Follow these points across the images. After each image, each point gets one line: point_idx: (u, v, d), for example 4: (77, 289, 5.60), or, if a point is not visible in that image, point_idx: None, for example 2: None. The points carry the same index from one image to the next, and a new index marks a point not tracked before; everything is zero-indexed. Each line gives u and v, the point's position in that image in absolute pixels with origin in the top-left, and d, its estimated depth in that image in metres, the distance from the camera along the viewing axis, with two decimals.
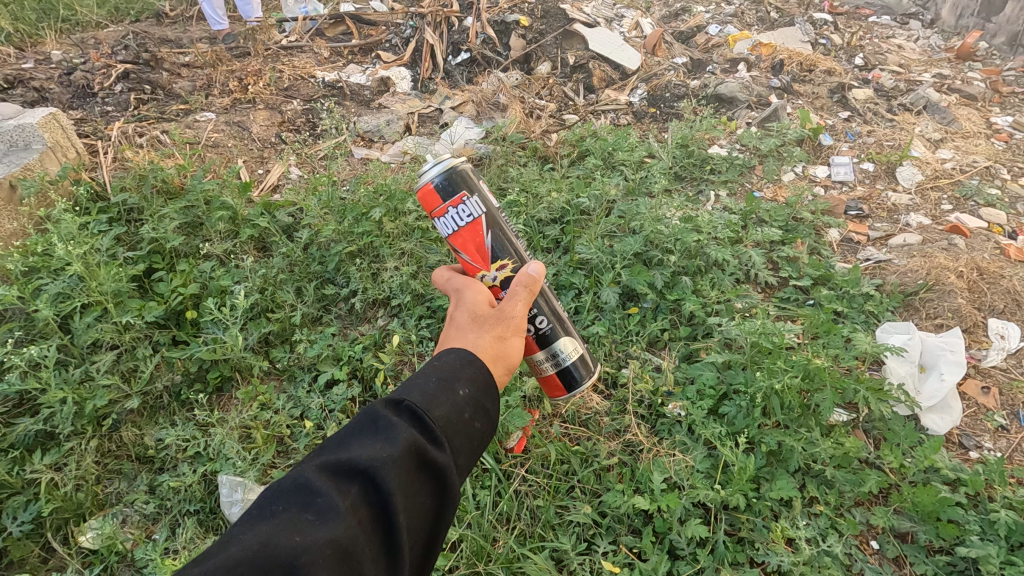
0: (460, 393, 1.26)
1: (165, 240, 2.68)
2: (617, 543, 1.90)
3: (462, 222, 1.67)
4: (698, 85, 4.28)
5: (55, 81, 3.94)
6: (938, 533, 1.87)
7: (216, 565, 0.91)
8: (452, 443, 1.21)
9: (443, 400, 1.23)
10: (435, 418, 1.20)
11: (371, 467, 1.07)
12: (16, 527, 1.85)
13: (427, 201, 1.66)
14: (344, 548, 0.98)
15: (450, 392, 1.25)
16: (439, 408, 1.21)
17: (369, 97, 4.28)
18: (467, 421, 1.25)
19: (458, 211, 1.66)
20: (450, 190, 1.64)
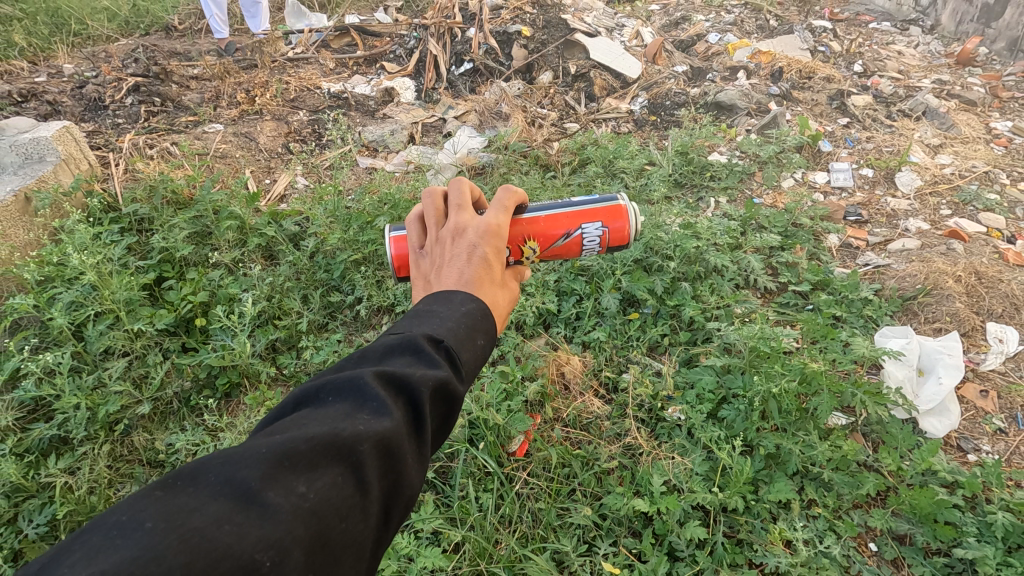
0: (486, 338, 1.14)
1: (175, 250, 2.74)
2: (617, 545, 1.93)
3: (585, 242, 1.75)
4: (698, 93, 4.33)
5: (67, 95, 4.04)
6: (935, 535, 1.89)
7: (274, 447, 0.81)
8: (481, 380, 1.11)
9: (476, 336, 1.12)
10: (471, 350, 1.09)
11: (419, 380, 0.97)
12: (32, 530, 1.90)
13: (614, 216, 1.74)
14: (389, 455, 0.89)
15: (481, 331, 1.14)
16: (474, 341, 1.11)
17: (373, 107, 4.36)
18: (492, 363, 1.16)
19: (595, 243, 1.77)
20: (615, 249, 1.82)
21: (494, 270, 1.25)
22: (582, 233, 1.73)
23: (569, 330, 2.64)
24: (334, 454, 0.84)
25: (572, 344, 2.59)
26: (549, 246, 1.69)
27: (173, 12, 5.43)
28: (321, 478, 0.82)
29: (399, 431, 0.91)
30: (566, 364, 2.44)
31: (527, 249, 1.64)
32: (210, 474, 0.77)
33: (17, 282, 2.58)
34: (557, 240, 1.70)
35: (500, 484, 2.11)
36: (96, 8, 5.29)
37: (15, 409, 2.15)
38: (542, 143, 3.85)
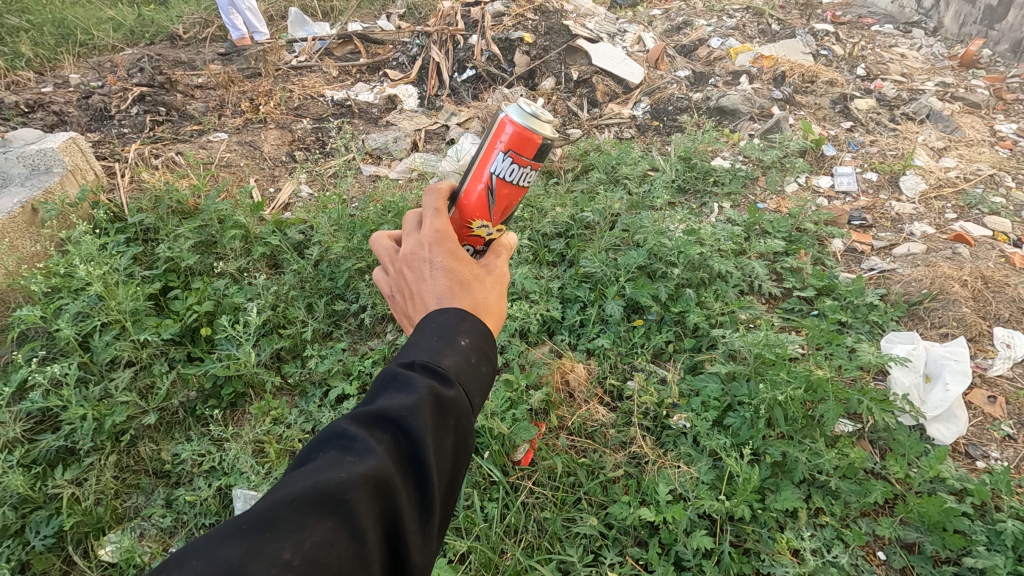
0: (463, 342, 1.14)
1: (181, 259, 2.76)
2: (623, 554, 1.92)
3: (511, 178, 1.55)
4: (701, 98, 4.33)
5: (74, 105, 4.08)
6: (944, 544, 1.88)
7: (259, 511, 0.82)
8: (470, 387, 1.10)
9: (453, 349, 1.12)
10: (449, 364, 1.09)
11: (397, 411, 0.97)
12: (39, 541, 1.91)
13: (517, 142, 1.51)
14: (379, 491, 0.89)
15: (455, 341, 1.14)
16: (449, 355, 1.11)
17: (376, 115, 4.37)
18: (481, 366, 1.15)
19: (523, 169, 1.54)
20: (544, 154, 1.55)
21: (455, 269, 1.30)
22: (496, 176, 1.54)
23: (574, 337, 2.64)
24: (322, 504, 0.84)
25: (577, 351, 2.58)
26: (490, 213, 1.57)
27: (178, 21, 5.47)
28: (313, 531, 0.82)
29: (384, 465, 0.91)
30: (571, 371, 2.44)
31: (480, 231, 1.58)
32: (196, 557, 0.78)
33: (23, 293, 2.60)
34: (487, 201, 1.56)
35: (505, 493, 2.11)
36: (101, 17, 5.33)
37: (22, 420, 2.16)
38: (544, 150, 3.86)
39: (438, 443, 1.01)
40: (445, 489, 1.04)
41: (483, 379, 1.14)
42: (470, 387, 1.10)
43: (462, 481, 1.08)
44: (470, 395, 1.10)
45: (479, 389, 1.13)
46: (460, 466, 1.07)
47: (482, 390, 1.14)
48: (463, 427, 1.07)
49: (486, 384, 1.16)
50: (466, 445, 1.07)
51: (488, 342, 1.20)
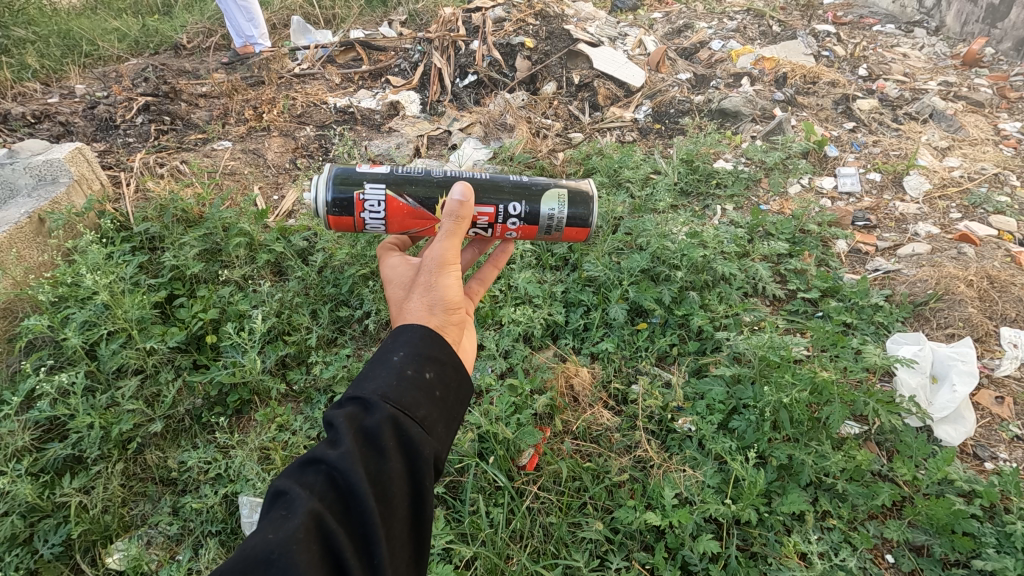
0: (395, 361, 1.26)
1: (186, 267, 2.77)
2: (629, 559, 1.92)
3: (382, 211, 1.74)
4: (703, 101, 4.33)
5: (79, 115, 4.11)
6: (953, 546, 1.87)
7: None
8: (407, 402, 1.20)
9: (381, 374, 1.23)
10: (375, 390, 1.20)
11: (325, 454, 1.10)
12: (48, 549, 1.93)
13: (342, 223, 1.74)
14: (314, 534, 0.99)
15: (386, 362, 1.26)
16: (377, 381, 1.22)
17: (379, 121, 4.39)
18: (420, 377, 1.25)
19: (367, 209, 1.72)
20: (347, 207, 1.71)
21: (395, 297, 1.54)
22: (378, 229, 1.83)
23: (578, 341, 2.64)
24: (256, 564, 0.95)
25: (581, 355, 2.58)
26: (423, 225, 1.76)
27: (182, 31, 5.51)
28: None
29: (313, 504, 1.02)
30: (575, 375, 2.43)
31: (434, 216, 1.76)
32: None
33: (31, 302, 2.61)
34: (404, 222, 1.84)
35: (511, 498, 2.10)
36: (106, 28, 5.38)
37: (30, 429, 2.17)
38: (547, 153, 3.86)
39: (378, 466, 1.11)
40: (404, 504, 1.13)
41: (421, 388, 1.24)
42: (404, 403, 1.19)
43: (422, 493, 1.16)
44: (409, 410, 1.19)
45: (421, 400, 1.22)
46: (417, 477, 1.15)
47: (425, 400, 1.23)
48: (407, 444, 1.16)
49: (431, 393, 1.25)
50: (415, 459, 1.15)
51: (427, 349, 1.30)
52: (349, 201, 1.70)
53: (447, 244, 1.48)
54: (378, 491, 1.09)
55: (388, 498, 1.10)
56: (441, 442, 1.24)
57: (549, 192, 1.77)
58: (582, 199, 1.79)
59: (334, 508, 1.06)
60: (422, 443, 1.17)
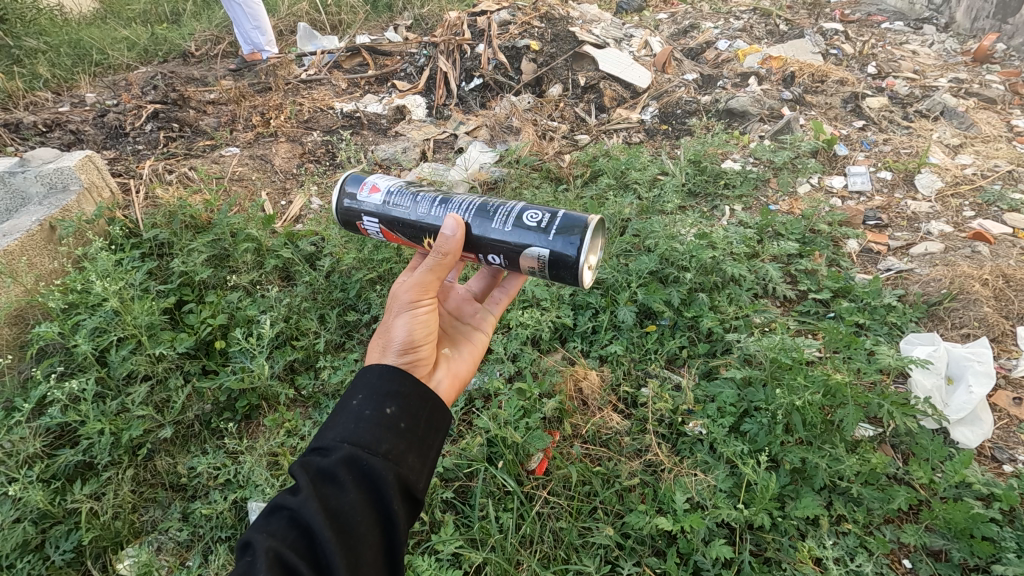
0: (354, 401, 1.29)
1: (195, 273, 2.79)
2: (641, 565, 1.89)
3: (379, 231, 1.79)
4: (710, 101, 4.30)
5: (89, 123, 4.14)
6: (972, 551, 1.83)
7: None
8: (367, 438, 1.22)
9: (342, 417, 1.26)
10: (336, 432, 1.23)
11: (284, 499, 1.15)
12: (59, 555, 1.93)
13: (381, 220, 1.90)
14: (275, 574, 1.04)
15: (349, 402, 1.29)
16: (338, 426, 1.25)
17: (386, 125, 4.41)
18: (380, 413, 1.26)
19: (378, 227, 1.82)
20: (353, 226, 1.81)
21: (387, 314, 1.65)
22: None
23: (586, 344, 2.62)
24: None
25: (589, 358, 2.57)
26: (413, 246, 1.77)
27: (189, 39, 5.54)
28: None
29: (271, 544, 1.07)
30: (584, 379, 2.42)
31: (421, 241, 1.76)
32: None
33: (42, 309, 2.63)
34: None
35: (520, 503, 2.08)
36: (115, 37, 5.44)
37: (41, 435, 2.17)
38: (553, 156, 3.86)
39: (339, 501, 1.15)
40: (373, 535, 1.16)
41: (381, 422, 1.25)
42: (363, 440, 1.21)
43: (391, 523, 1.18)
44: (368, 445, 1.21)
45: (383, 435, 1.24)
46: (382, 506, 1.18)
47: (388, 434, 1.24)
48: (367, 478, 1.18)
49: (394, 426, 1.26)
50: (377, 490, 1.18)
51: (388, 382, 1.31)
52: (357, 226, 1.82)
53: (429, 273, 1.50)
54: (338, 524, 1.12)
55: (353, 530, 1.13)
56: (412, 470, 1.25)
57: (530, 244, 1.54)
58: (569, 240, 1.50)
59: (298, 545, 1.10)
60: (384, 474, 1.19)
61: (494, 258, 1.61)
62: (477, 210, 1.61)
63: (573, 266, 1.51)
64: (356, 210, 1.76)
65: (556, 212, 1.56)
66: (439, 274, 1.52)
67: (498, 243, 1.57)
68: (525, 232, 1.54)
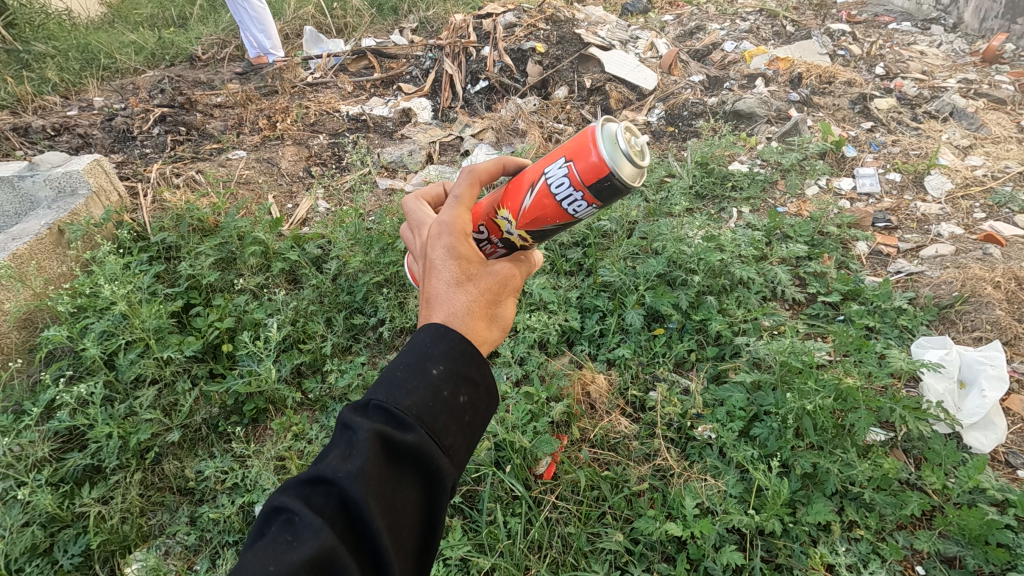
0: (432, 373, 1.19)
1: (202, 276, 2.80)
2: (650, 571, 1.87)
3: (564, 204, 1.42)
4: (716, 102, 4.28)
5: (97, 127, 4.16)
6: (987, 558, 1.80)
7: None
8: (438, 426, 1.15)
9: (417, 387, 1.17)
10: (408, 408, 1.14)
11: (338, 475, 1.05)
12: (67, 560, 1.91)
13: (580, 153, 1.36)
14: (322, 568, 0.97)
15: (423, 375, 1.19)
16: (411, 398, 1.15)
17: (391, 128, 4.41)
18: (453, 400, 1.19)
19: (576, 199, 1.40)
20: (602, 194, 1.37)
21: (446, 269, 1.37)
22: (547, 179, 1.43)
23: (593, 348, 2.62)
24: None
25: (597, 362, 2.56)
26: (521, 212, 1.50)
27: (196, 43, 5.56)
28: None
29: (323, 532, 0.99)
30: (591, 383, 2.41)
31: (503, 222, 1.57)
32: None
33: (50, 313, 2.64)
34: (525, 198, 1.49)
35: (528, 508, 2.06)
36: (123, 41, 5.46)
37: (50, 439, 2.17)
38: None
39: (397, 494, 1.09)
40: (415, 535, 1.12)
41: (455, 411, 1.19)
42: (435, 428, 1.15)
43: (433, 524, 1.15)
44: (438, 435, 1.15)
45: (452, 425, 1.18)
46: (432, 507, 1.13)
47: (455, 426, 1.18)
48: (429, 472, 1.12)
49: (461, 417, 1.20)
50: (435, 489, 1.13)
51: (466, 367, 1.24)
52: (595, 195, 1.37)
53: (520, 275, 1.52)
54: (392, 519, 1.07)
55: (401, 527, 1.08)
56: (461, 469, 1.20)
57: None
58: None
59: (344, 533, 1.03)
60: (447, 474, 1.14)
61: None
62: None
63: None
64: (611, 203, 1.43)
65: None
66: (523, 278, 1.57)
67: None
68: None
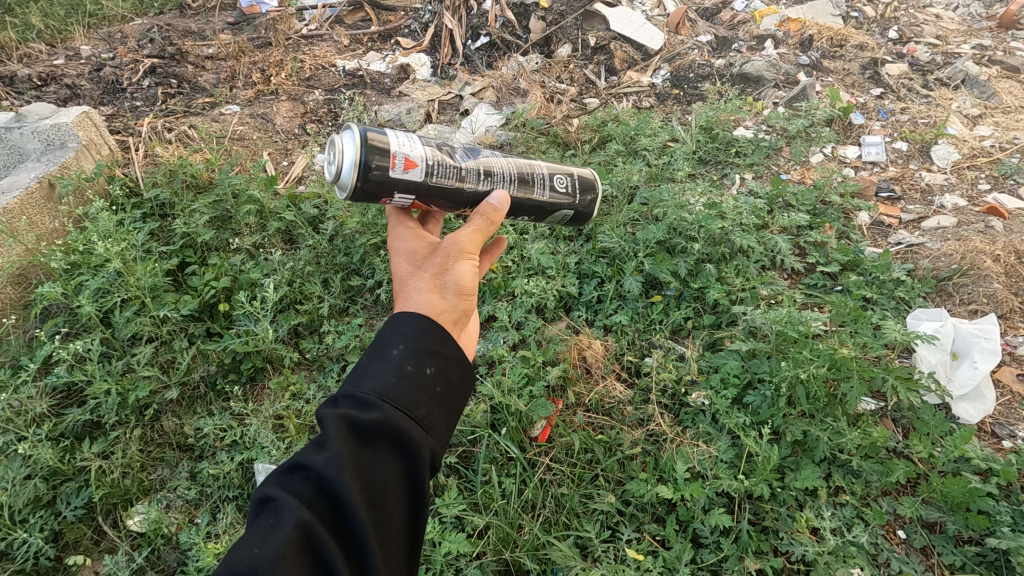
0: (394, 353, 1.26)
1: (197, 235, 2.76)
2: (640, 531, 1.92)
3: (404, 206, 1.49)
4: (724, 64, 4.16)
5: (86, 77, 4.03)
6: (967, 524, 1.86)
7: None
8: (406, 400, 1.21)
9: (381, 370, 1.23)
10: (373, 389, 1.20)
11: (312, 458, 1.11)
12: (70, 511, 1.96)
13: None
14: (303, 543, 1.01)
15: (386, 357, 1.26)
16: (375, 379, 1.22)
17: (389, 84, 4.28)
18: (419, 373, 1.25)
19: (395, 202, 1.46)
20: (372, 195, 1.41)
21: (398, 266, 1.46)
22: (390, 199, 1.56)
23: (591, 314, 2.62)
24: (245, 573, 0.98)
25: (593, 328, 2.57)
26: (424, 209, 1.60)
27: None
28: None
29: (301, 510, 1.04)
30: (588, 348, 2.42)
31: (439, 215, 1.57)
32: None
33: (44, 269, 2.61)
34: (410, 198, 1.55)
35: (523, 469, 2.10)
36: None
37: (49, 394, 2.18)
38: (560, 120, 3.76)
39: (373, 466, 1.13)
40: (400, 507, 1.16)
41: (422, 384, 1.24)
42: (403, 402, 1.20)
43: (418, 496, 1.18)
44: (407, 409, 1.20)
45: (422, 398, 1.23)
46: (413, 479, 1.17)
47: (425, 398, 1.24)
48: (402, 444, 1.17)
49: (431, 389, 1.25)
50: (411, 460, 1.17)
51: (429, 342, 1.30)
52: (378, 198, 1.42)
53: (475, 234, 1.43)
54: (370, 492, 1.11)
55: (382, 500, 1.13)
56: (439, 440, 1.25)
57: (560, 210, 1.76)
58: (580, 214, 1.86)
59: (326, 512, 1.08)
60: (420, 443, 1.18)
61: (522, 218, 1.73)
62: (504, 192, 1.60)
63: (588, 220, 1.84)
64: (391, 179, 1.39)
65: (572, 173, 1.78)
66: (484, 232, 1.45)
67: (538, 208, 1.71)
68: (558, 198, 1.73)
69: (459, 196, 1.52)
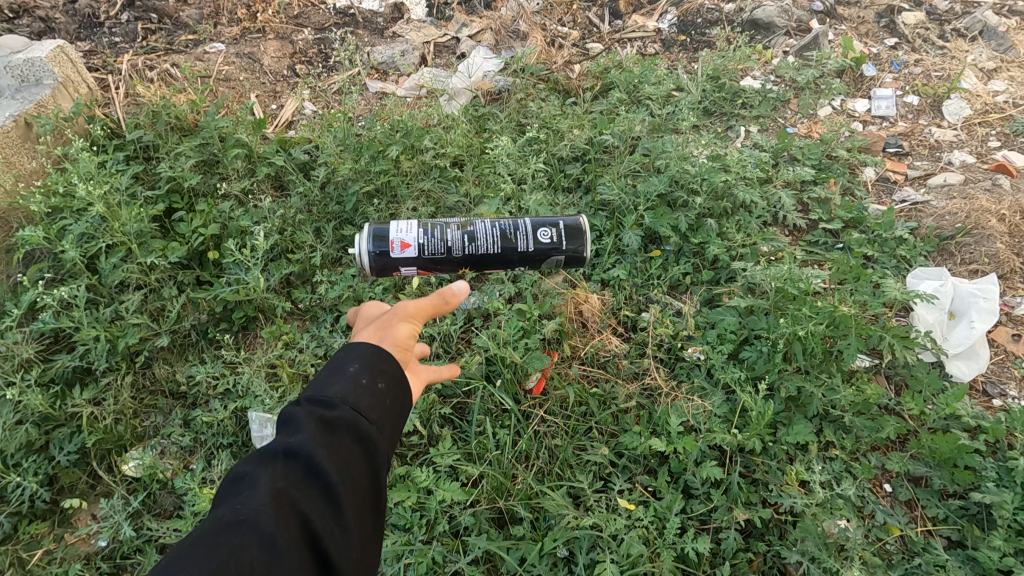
0: (351, 368, 1.30)
1: (183, 180, 2.67)
2: (633, 482, 1.94)
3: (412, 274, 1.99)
4: (734, 9, 3.94)
5: (57, 6, 3.67)
6: (953, 479, 1.90)
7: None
8: (364, 407, 1.25)
9: (339, 383, 1.27)
10: (333, 397, 1.24)
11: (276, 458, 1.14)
12: (63, 456, 1.96)
13: None
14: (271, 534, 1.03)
15: (341, 372, 1.29)
16: (334, 389, 1.26)
17: (383, 25, 3.96)
18: (376, 385, 1.29)
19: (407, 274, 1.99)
20: (385, 269, 1.93)
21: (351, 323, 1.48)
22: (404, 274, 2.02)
23: (588, 268, 2.58)
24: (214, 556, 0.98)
25: (591, 282, 2.54)
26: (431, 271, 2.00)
27: None
28: None
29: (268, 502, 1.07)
30: (584, 302, 2.41)
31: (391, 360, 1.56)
32: None
33: (24, 212, 2.52)
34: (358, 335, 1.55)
35: (517, 421, 2.10)
36: None
37: (35, 340, 2.13)
38: (562, 66, 3.60)
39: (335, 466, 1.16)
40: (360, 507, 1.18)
41: (379, 395, 1.29)
42: (361, 409, 1.24)
43: (379, 497, 1.21)
44: (365, 415, 1.24)
45: (378, 409, 1.28)
46: (373, 479, 1.20)
47: (381, 407, 1.28)
48: (362, 445, 1.21)
49: (385, 399, 1.29)
50: (372, 461, 1.21)
51: (384, 360, 1.34)
52: (388, 271, 1.94)
53: (421, 305, 1.45)
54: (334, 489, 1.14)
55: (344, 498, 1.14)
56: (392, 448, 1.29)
57: (550, 257, 2.01)
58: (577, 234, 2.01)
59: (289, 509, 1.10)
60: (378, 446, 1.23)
61: (522, 268, 2.04)
62: (477, 252, 1.95)
63: (583, 262, 2.02)
64: (393, 259, 1.91)
65: (558, 224, 2.02)
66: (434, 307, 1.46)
67: (526, 259, 1.99)
68: (543, 248, 1.98)
69: (453, 263, 1.96)
